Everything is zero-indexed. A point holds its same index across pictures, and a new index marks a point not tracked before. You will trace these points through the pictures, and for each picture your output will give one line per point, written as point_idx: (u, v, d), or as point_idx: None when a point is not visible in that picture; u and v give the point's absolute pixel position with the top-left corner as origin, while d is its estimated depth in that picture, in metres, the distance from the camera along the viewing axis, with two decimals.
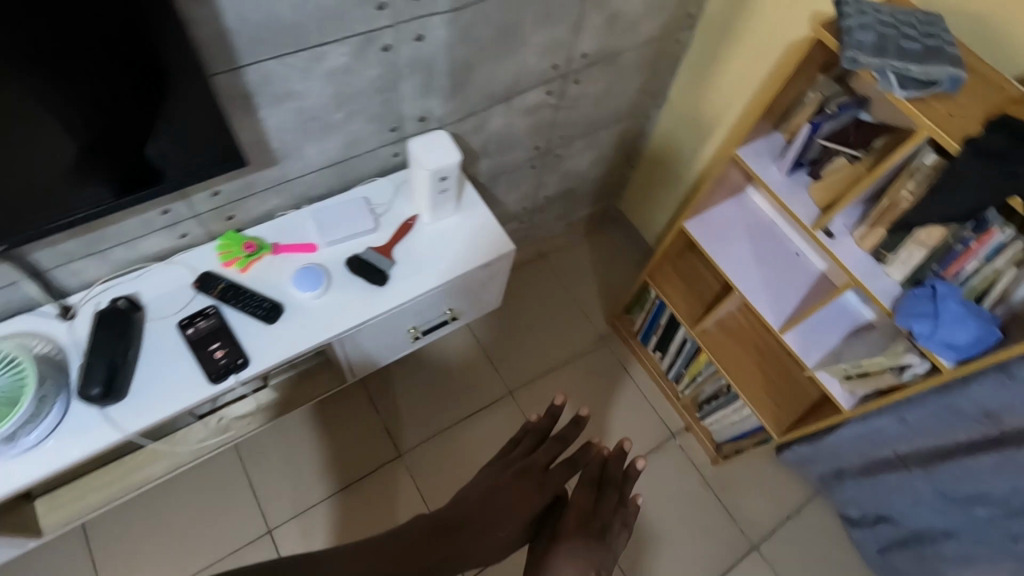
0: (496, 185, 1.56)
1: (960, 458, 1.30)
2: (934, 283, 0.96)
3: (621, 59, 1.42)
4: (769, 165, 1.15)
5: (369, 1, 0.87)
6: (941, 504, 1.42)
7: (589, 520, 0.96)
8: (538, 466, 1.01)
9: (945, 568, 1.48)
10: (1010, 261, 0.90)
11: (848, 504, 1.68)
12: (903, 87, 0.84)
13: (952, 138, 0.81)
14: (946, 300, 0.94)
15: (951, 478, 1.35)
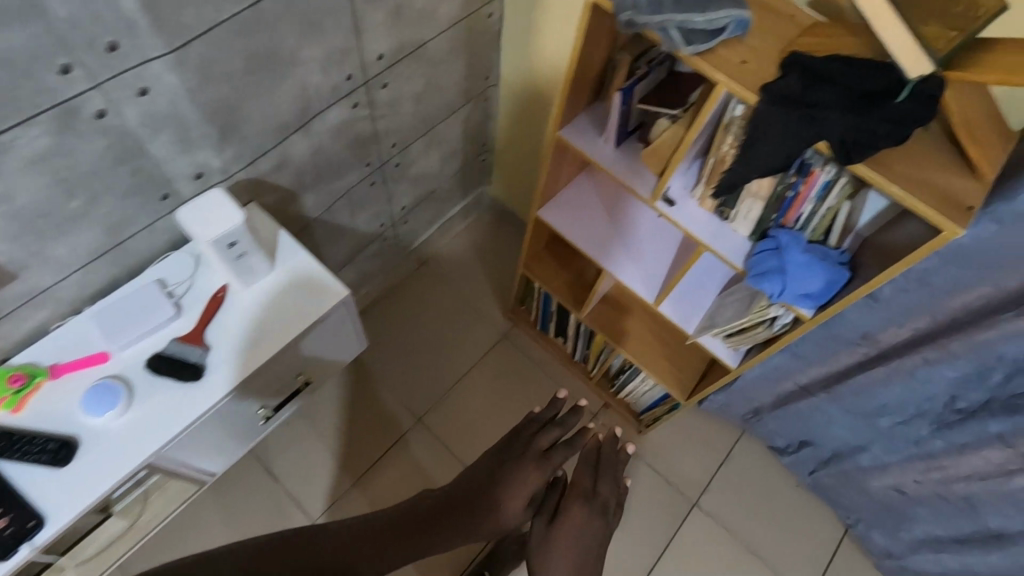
0: (335, 214, 1.41)
1: (852, 380, 1.29)
2: (776, 235, 0.92)
3: (429, 50, 1.28)
4: (596, 139, 1.05)
5: (44, 69, 0.70)
6: (849, 424, 1.42)
7: (590, 497, 1.19)
8: (538, 450, 1.19)
9: (866, 479, 1.49)
10: (841, 196, 0.86)
11: (774, 436, 1.66)
12: (690, 42, 0.76)
13: (748, 89, 0.74)
14: (790, 251, 0.89)
15: (851, 399, 1.36)
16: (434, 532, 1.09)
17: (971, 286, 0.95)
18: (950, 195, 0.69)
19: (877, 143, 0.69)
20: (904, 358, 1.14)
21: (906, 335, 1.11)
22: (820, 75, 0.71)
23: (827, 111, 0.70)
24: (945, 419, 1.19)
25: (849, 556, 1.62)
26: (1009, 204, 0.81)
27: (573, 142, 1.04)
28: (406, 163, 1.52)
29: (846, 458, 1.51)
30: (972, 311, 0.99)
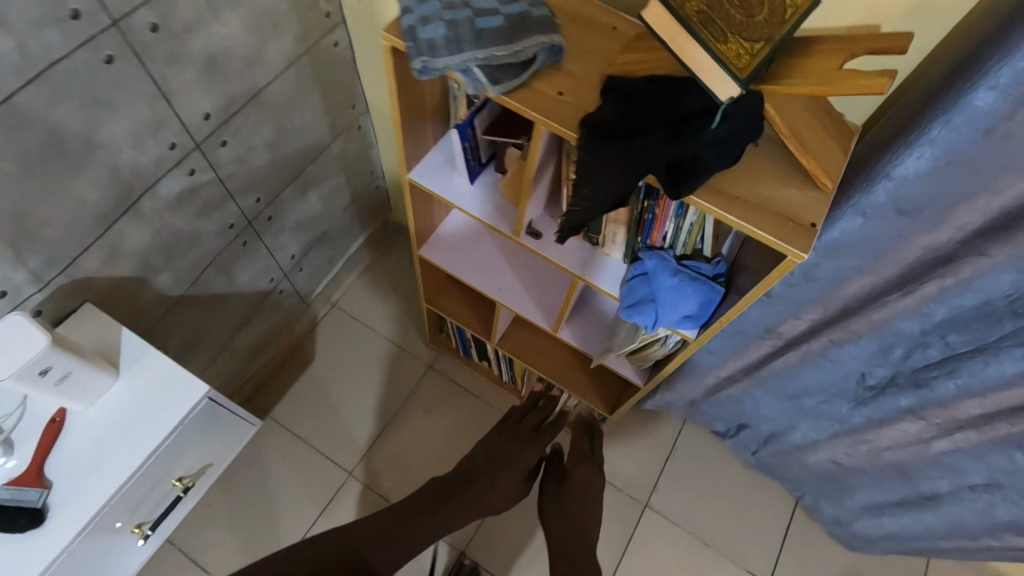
0: (207, 283, 1.30)
1: (768, 369, 1.25)
2: (645, 259, 0.85)
3: (269, 96, 1.17)
4: (451, 175, 0.97)
5: None
6: (776, 407, 1.38)
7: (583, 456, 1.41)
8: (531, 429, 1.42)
9: (807, 458, 1.44)
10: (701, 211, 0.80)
11: (714, 420, 1.61)
12: (496, 81, 0.68)
13: (565, 127, 0.67)
14: (657, 276, 0.83)
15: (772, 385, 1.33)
16: (456, 508, 1.25)
17: (852, 277, 0.89)
18: (789, 214, 0.63)
19: (705, 170, 0.63)
20: (808, 345, 1.10)
21: (806, 324, 1.07)
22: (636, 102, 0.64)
23: (647, 141, 0.63)
24: (861, 397, 1.16)
25: (802, 527, 1.62)
26: (868, 194, 0.76)
27: (425, 183, 0.95)
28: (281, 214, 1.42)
29: (780, 441, 1.47)
30: (860, 298, 0.94)
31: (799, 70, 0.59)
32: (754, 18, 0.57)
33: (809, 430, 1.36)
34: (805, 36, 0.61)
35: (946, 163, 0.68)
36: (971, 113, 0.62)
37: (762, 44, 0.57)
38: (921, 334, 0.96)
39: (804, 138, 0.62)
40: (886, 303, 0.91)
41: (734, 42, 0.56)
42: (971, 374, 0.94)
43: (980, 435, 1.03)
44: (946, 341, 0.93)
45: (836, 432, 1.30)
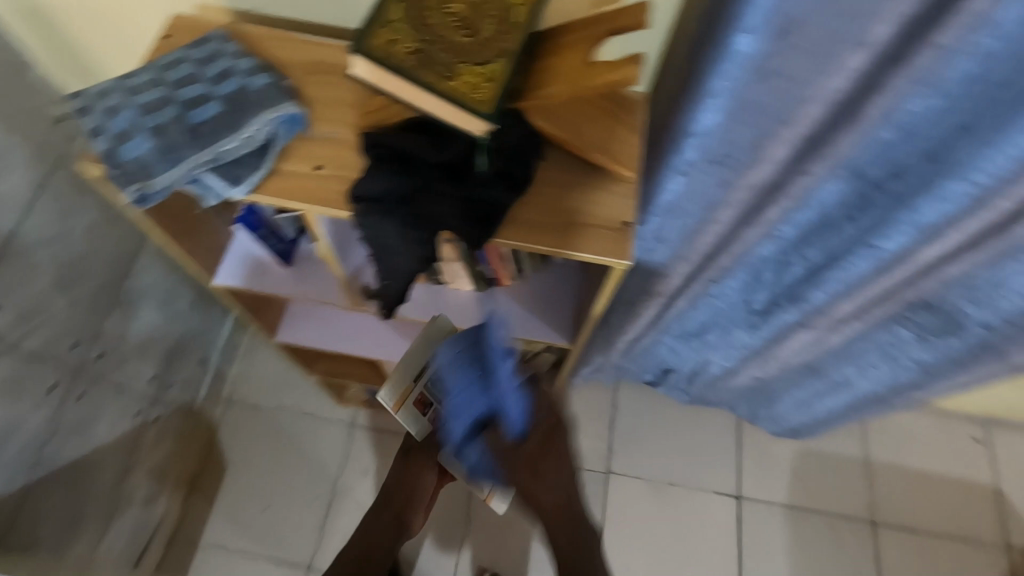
0: (54, 455, 1.12)
1: (665, 322, 1.23)
2: (465, 359, 0.76)
3: (30, 234, 1.00)
4: (264, 263, 0.85)
5: None
6: (688, 348, 1.39)
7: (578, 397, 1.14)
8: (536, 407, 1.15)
9: (727, 382, 1.48)
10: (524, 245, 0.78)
11: (639, 373, 1.59)
12: (236, 180, 0.57)
13: (333, 206, 0.58)
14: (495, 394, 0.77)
15: (675, 328, 1.31)
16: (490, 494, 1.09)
17: (703, 228, 0.88)
18: (602, 222, 0.58)
19: (502, 207, 0.57)
20: (690, 293, 1.08)
21: (680, 280, 1.06)
22: (404, 152, 0.57)
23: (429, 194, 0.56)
24: (755, 319, 1.16)
25: (751, 436, 1.68)
26: (680, 155, 0.76)
27: (236, 283, 0.83)
28: (111, 346, 1.22)
29: (704, 374, 1.49)
30: (716, 244, 0.92)
31: (552, 74, 0.53)
32: (478, 36, 0.50)
33: (723, 359, 1.38)
34: (549, 31, 0.54)
35: (736, 112, 0.67)
36: (739, 59, 0.60)
37: (498, 61, 0.49)
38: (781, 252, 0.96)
39: (587, 137, 0.58)
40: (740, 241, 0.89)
41: (466, 70, 0.48)
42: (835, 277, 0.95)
43: (860, 324, 1.04)
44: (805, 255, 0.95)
45: (744, 357, 1.33)
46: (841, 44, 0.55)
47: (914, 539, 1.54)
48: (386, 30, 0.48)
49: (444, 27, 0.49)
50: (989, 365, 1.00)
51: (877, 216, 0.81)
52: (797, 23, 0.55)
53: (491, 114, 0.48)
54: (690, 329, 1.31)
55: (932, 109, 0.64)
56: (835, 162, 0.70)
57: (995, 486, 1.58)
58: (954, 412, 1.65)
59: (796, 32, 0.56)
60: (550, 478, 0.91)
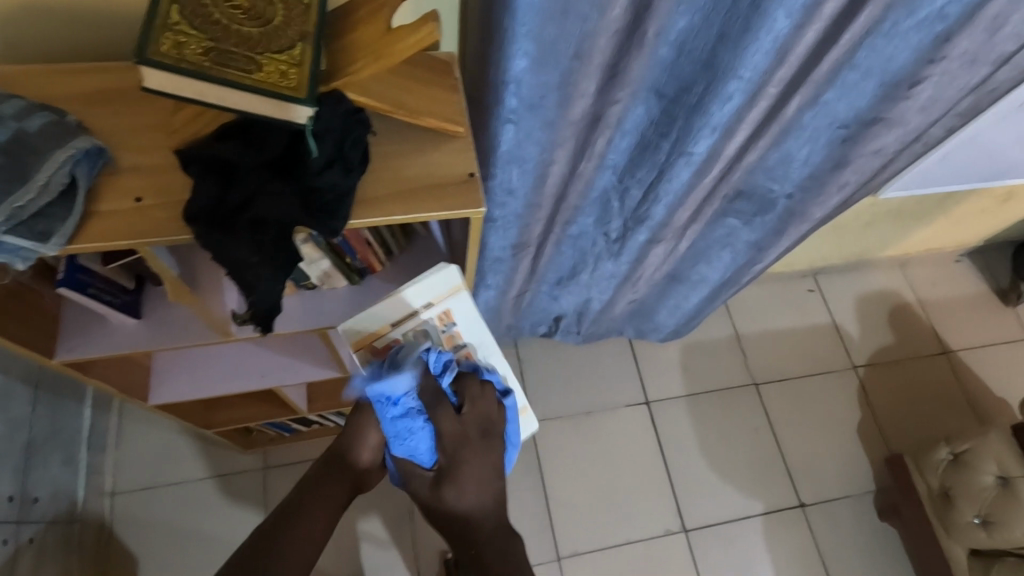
0: None
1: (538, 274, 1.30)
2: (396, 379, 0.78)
3: None
4: (107, 323, 0.77)
5: None
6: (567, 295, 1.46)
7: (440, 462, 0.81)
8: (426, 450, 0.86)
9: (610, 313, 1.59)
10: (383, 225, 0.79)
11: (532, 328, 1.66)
12: (46, 236, 0.52)
13: (171, 234, 0.55)
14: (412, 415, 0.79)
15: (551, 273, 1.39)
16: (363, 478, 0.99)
17: (545, 175, 0.94)
18: (444, 179, 0.61)
19: (347, 191, 0.57)
20: (553, 236, 1.15)
21: (542, 229, 1.12)
22: (228, 164, 0.55)
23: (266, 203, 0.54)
24: (615, 250, 1.26)
25: (642, 348, 1.84)
26: (502, 105, 0.79)
27: (81, 354, 0.75)
28: None
29: (589, 313, 1.57)
30: (561, 187, 0.98)
31: (356, 48, 0.54)
32: (271, 24, 0.49)
33: (600, 295, 1.46)
34: (340, 10, 0.55)
35: (541, 56, 0.72)
36: (527, 5, 0.65)
37: (300, 45, 0.49)
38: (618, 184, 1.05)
39: (412, 103, 0.60)
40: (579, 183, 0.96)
41: (269, 60, 0.48)
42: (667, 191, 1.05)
43: (697, 225, 1.16)
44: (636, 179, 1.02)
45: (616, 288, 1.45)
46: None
47: (788, 386, 1.81)
48: (168, 36, 0.46)
49: (232, 20, 0.48)
50: (798, 226, 1.16)
51: (681, 129, 0.89)
52: None
53: (308, 98, 0.48)
54: (565, 274, 1.38)
55: (696, 23, 0.72)
56: (633, 87, 0.79)
57: (832, 322, 1.90)
58: (789, 275, 1.94)
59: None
60: (471, 489, 0.81)
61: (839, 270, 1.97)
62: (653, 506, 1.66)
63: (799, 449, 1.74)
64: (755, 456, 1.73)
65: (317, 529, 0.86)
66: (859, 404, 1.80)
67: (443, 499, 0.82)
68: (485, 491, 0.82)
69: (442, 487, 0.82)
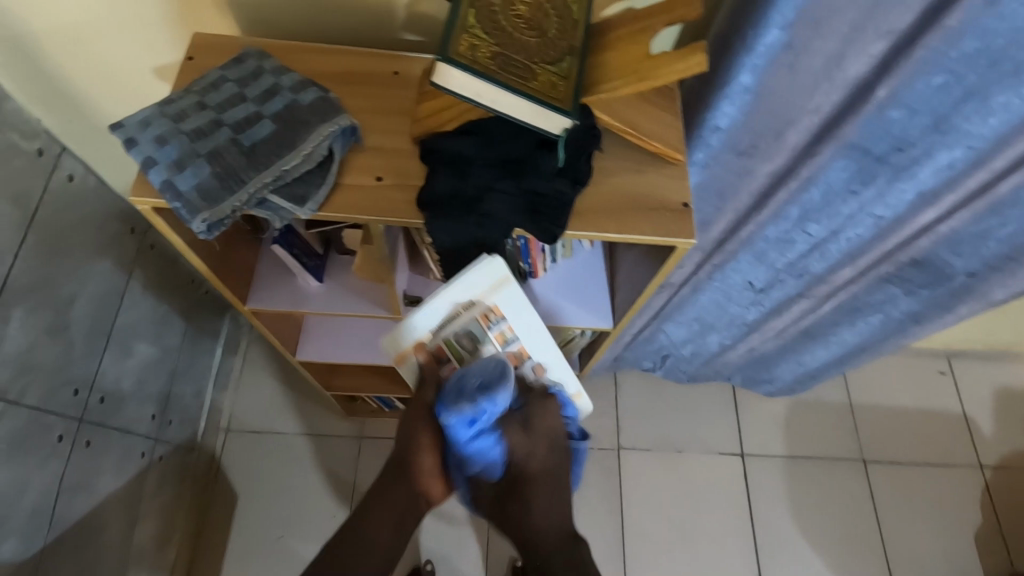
0: (65, 511, 1.05)
1: (667, 309, 1.27)
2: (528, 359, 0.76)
3: (24, 280, 0.93)
4: (293, 282, 0.83)
5: None
6: (687, 335, 1.42)
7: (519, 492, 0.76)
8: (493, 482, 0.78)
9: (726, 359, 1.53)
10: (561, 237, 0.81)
11: (638, 363, 1.62)
12: (301, 199, 0.56)
13: (405, 216, 0.58)
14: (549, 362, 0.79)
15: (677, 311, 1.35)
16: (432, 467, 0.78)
17: (717, 216, 0.91)
18: (660, 204, 0.61)
19: (566, 202, 0.58)
20: (700, 272, 1.11)
21: (690, 267, 1.10)
22: (466, 160, 0.57)
23: (493, 200, 0.56)
24: (755, 301, 1.21)
25: (745, 398, 1.75)
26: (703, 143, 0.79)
27: (268, 306, 0.81)
28: (110, 389, 1.15)
29: (702, 356, 1.51)
30: (727, 230, 0.95)
31: (609, 68, 0.54)
32: (547, 34, 0.51)
33: (721, 339, 1.40)
34: (595, 26, 0.57)
35: (761, 100, 0.70)
36: (767, 53, 0.63)
37: (568, 58, 0.51)
38: (786, 235, 0.99)
39: (643, 128, 0.60)
40: (749, 228, 0.93)
41: (544, 70, 0.50)
42: (836, 249, 0.98)
43: (856, 286, 1.09)
44: (808, 233, 0.97)
45: (738, 340, 1.39)
46: (869, 33, 0.59)
47: (902, 473, 1.67)
48: (465, 39, 0.48)
49: (515, 29, 0.50)
50: (969, 305, 1.06)
51: (881, 187, 0.84)
52: (825, 15, 0.58)
53: (572, 109, 0.50)
54: (691, 314, 1.34)
55: (940, 84, 0.68)
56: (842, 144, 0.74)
57: (962, 413, 1.73)
58: (923, 353, 1.79)
59: (827, 22, 0.59)
60: (541, 506, 0.76)
61: (980, 357, 1.79)
62: (732, 564, 1.57)
63: (903, 542, 1.59)
64: (852, 538, 1.60)
65: (387, 534, 0.76)
66: (982, 507, 1.63)
67: (525, 506, 0.76)
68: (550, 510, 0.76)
69: (511, 504, 0.76)
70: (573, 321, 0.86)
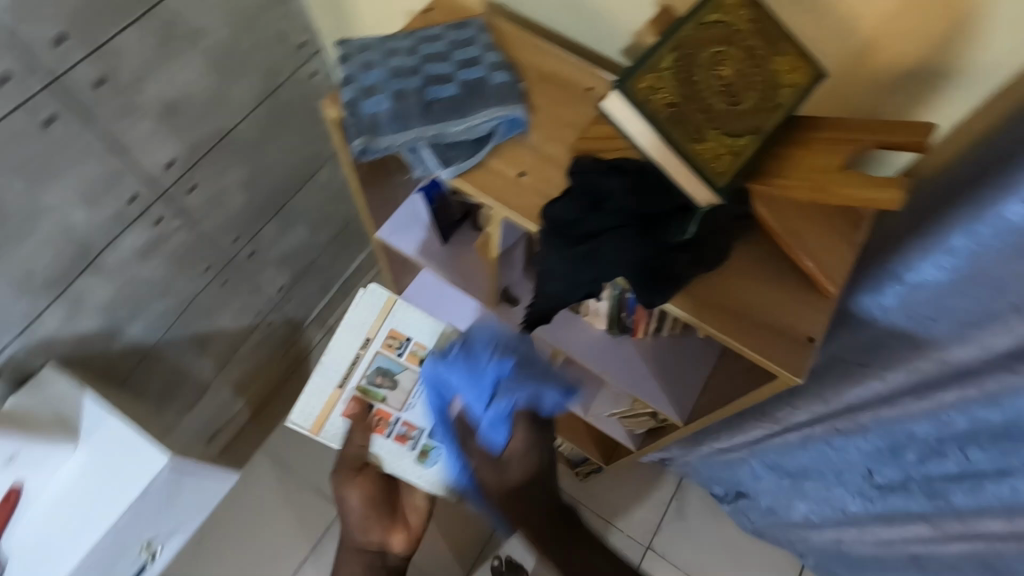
0: (184, 324, 1.25)
1: (765, 446, 1.18)
2: (482, 349, 0.80)
3: (241, 136, 1.10)
4: (424, 233, 0.90)
5: None
6: (774, 485, 1.31)
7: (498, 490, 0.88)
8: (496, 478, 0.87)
9: (809, 534, 1.32)
10: None
11: (710, 482, 1.48)
12: (447, 161, 0.60)
13: (525, 217, 0.59)
14: (462, 390, 0.81)
15: (775, 454, 1.20)
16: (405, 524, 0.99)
17: (856, 381, 0.78)
18: (782, 327, 0.54)
19: (681, 276, 0.55)
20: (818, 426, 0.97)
21: (806, 414, 0.97)
22: (603, 194, 0.56)
23: (608, 246, 0.54)
24: (866, 492, 1.06)
25: None
26: (877, 297, 0.70)
27: (394, 242, 0.88)
28: (261, 249, 1.33)
29: (777, 516, 1.38)
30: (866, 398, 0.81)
31: (788, 167, 0.50)
32: (739, 105, 0.48)
33: (808, 511, 1.27)
34: (800, 119, 0.52)
35: (966, 278, 0.59)
36: (1000, 226, 0.52)
37: (748, 137, 0.48)
38: (937, 442, 0.82)
39: (804, 242, 0.54)
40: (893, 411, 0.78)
41: (714, 138, 0.47)
42: (993, 492, 0.79)
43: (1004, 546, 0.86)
44: (967, 455, 0.79)
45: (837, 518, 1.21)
46: None
47: None
48: (656, 73, 0.46)
49: (709, 88, 0.47)
50: None
51: None
52: None
53: (722, 189, 0.47)
54: (790, 463, 1.18)
55: None
56: None
57: None
58: None
59: None
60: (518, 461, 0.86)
61: None
62: None
63: None
64: None
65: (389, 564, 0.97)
66: None
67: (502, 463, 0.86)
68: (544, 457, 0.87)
69: (507, 468, 0.86)
70: (647, 398, 0.80)
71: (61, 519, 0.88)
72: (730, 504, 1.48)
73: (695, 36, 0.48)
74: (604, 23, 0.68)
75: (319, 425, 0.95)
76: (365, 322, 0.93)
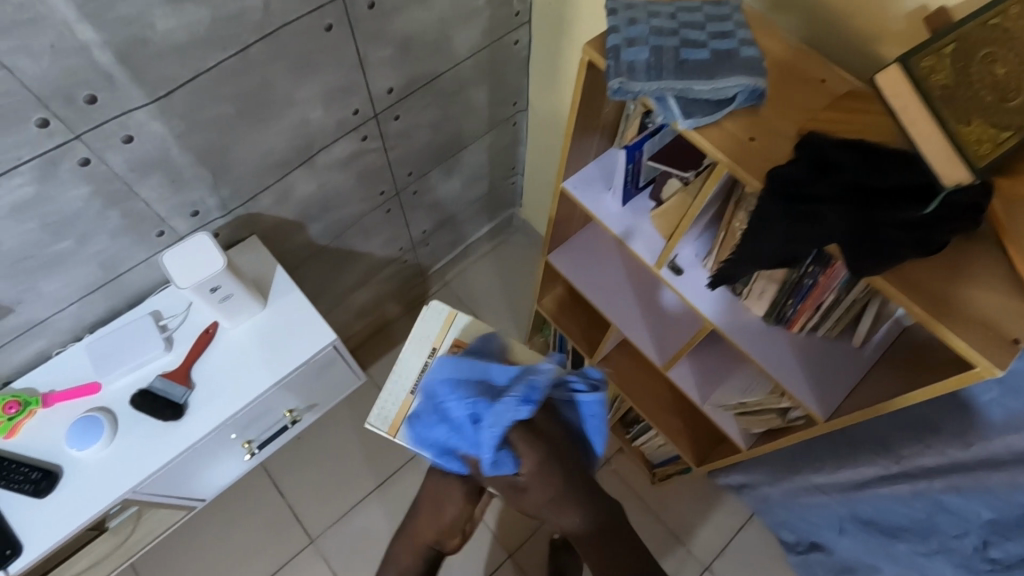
0: (347, 239, 1.39)
1: (871, 493, 1.16)
2: (450, 392, 0.66)
3: (445, 82, 1.22)
4: (604, 194, 0.97)
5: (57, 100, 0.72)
6: (862, 541, 1.29)
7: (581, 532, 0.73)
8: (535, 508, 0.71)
9: None
10: (859, 298, 0.76)
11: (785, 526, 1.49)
12: (688, 113, 0.67)
13: (750, 174, 0.65)
14: (454, 409, 0.66)
15: (873, 503, 1.18)
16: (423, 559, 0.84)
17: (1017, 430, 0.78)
18: (991, 327, 0.56)
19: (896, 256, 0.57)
20: (943, 477, 0.96)
21: (933, 461, 0.96)
22: (835, 163, 0.59)
23: (836, 211, 0.57)
24: (974, 565, 1.02)
25: None
26: None
27: (577, 195, 0.96)
28: (424, 189, 1.46)
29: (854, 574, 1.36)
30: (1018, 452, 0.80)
31: None
32: (1008, 103, 0.53)
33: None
34: None
35: None
36: None
37: (1012, 133, 0.53)
38: None
39: None
40: None
41: (980, 126, 0.52)
42: None
43: None
44: None
45: None
46: None
47: None
48: (936, 56, 0.51)
49: (982, 80, 0.52)
50: None
51: None
52: None
53: (977, 172, 0.52)
54: (890, 517, 1.16)
55: None
56: None
57: None
58: None
59: None
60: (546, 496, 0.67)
61: None
62: None
63: None
64: None
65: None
66: None
67: (525, 490, 0.68)
68: (572, 485, 0.68)
69: (523, 493, 0.68)
70: (793, 386, 0.83)
71: (242, 362, 1.01)
72: (799, 555, 1.48)
73: (981, 30, 0.52)
74: (851, 26, 0.73)
75: (396, 427, 0.87)
76: (429, 335, 0.87)
